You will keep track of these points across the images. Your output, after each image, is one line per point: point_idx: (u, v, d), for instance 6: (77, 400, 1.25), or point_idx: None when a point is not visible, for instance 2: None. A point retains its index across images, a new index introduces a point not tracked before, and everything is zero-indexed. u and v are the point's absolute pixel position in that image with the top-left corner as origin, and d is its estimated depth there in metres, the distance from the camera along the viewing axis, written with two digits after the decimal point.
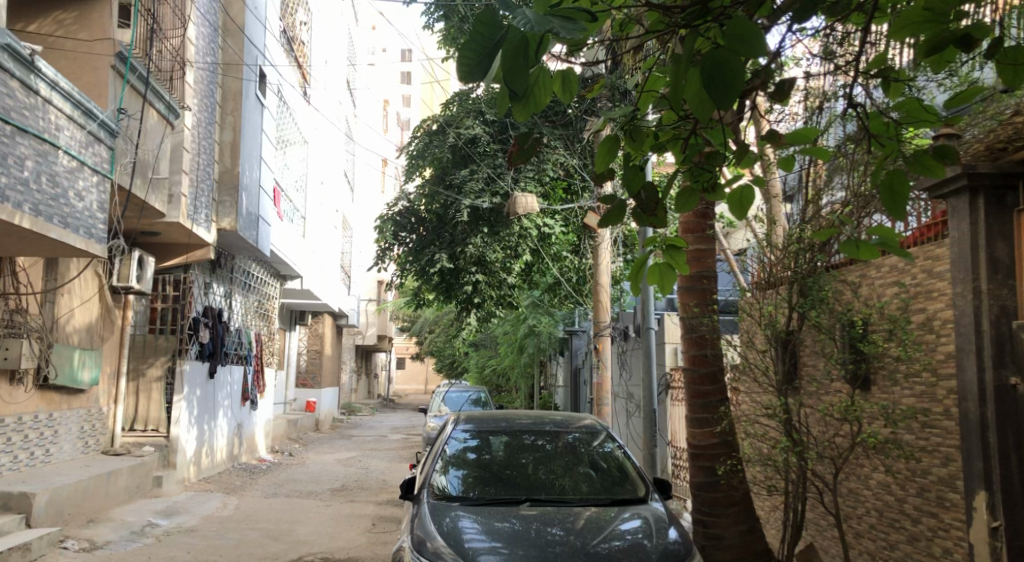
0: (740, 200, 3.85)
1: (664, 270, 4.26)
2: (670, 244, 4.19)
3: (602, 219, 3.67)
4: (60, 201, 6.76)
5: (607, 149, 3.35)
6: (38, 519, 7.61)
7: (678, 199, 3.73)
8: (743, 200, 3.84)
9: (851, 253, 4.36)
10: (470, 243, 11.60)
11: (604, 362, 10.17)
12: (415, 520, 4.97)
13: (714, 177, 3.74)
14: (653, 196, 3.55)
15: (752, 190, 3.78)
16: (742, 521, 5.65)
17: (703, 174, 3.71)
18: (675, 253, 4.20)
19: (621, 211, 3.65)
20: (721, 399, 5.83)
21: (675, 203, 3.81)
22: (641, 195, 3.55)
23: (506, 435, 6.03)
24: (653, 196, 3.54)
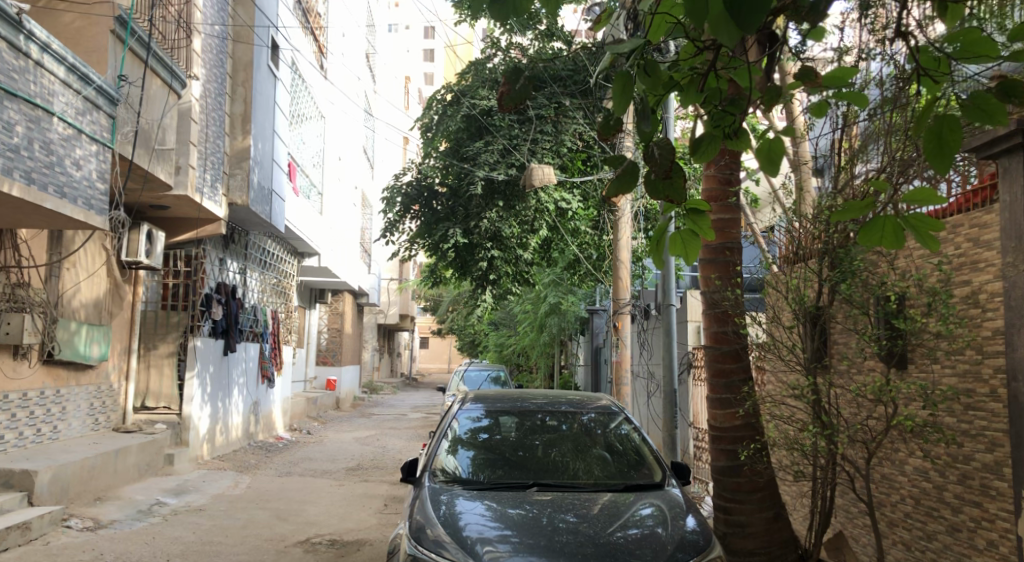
0: (771, 155, 3.50)
1: (685, 237, 3.85)
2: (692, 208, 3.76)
3: (614, 186, 3.27)
4: (55, 169, 6.53)
5: (622, 89, 3.02)
6: (40, 498, 7.45)
7: (699, 149, 3.36)
8: (775, 156, 3.48)
9: (870, 238, 3.72)
10: (485, 217, 11.28)
11: (624, 340, 9.80)
12: (415, 503, 4.70)
13: (738, 122, 3.35)
14: (667, 153, 3.13)
15: (785, 143, 3.38)
16: (767, 507, 5.31)
17: (725, 119, 3.33)
18: (699, 217, 3.76)
19: (634, 172, 3.26)
20: (745, 379, 5.45)
21: (696, 157, 3.42)
22: (651, 147, 3.16)
23: (516, 415, 5.72)
24: (668, 153, 3.13)
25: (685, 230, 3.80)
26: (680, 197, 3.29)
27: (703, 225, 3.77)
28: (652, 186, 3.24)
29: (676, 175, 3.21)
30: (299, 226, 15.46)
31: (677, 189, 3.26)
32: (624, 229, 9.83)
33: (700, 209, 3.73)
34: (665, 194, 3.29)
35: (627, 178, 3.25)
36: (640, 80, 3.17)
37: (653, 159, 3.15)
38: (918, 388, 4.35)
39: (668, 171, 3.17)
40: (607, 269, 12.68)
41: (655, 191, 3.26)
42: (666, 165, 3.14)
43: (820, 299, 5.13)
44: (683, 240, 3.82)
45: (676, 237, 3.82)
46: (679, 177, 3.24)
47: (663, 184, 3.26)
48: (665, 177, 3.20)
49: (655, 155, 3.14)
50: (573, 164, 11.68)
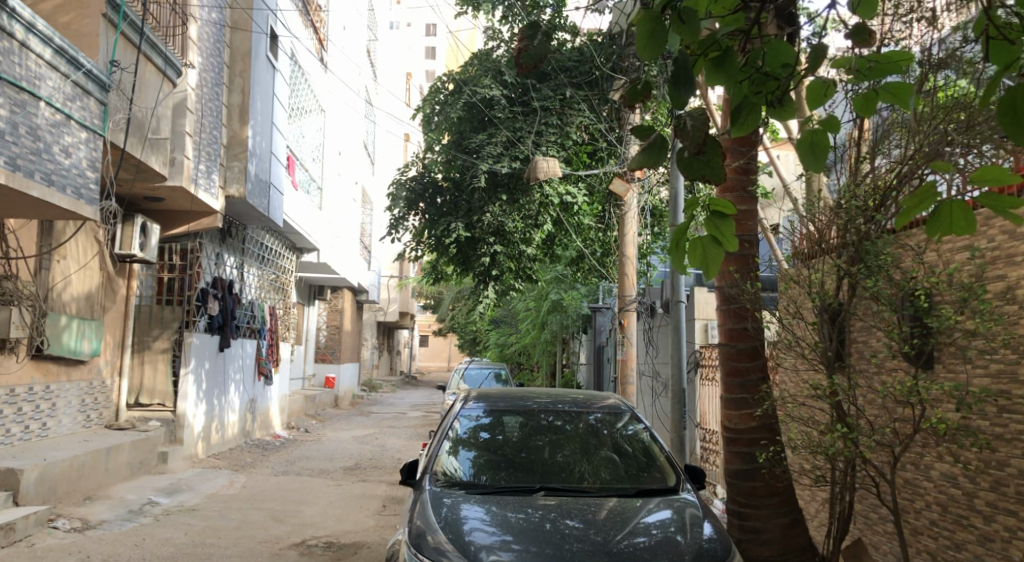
0: (809, 144, 3.26)
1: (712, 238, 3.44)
2: (716, 209, 3.31)
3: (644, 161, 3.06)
4: (43, 156, 6.29)
5: (650, 35, 2.96)
6: (26, 498, 7.19)
7: (743, 117, 3.20)
8: (819, 150, 3.25)
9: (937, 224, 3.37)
10: (488, 211, 11.03)
11: (630, 338, 9.53)
12: (414, 508, 4.44)
13: (782, 88, 3.16)
14: (700, 124, 3.00)
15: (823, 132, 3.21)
16: (783, 513, 5.06)
17: (766, 83, 3.13)
18: (724, 222, 3.31)
19: (662, 148, 3.03)
20: (762, 377, 5.19)
21: (739, 126, 3.22)
22: (684, 118, 3.06)
23: (520, 414, 5.46)
24: (700, 124, 2.98)
25: (708, 239, 3.37)
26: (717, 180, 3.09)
27: (727, 231, 3.32)
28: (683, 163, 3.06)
29: (709, 151, 3.03)
30: (298, 220, 15.22)
31: (713, 169, 3.07)
32: (630, 225, 9.54)
33: (723, 212, 3.30)
34: (700, 174, 3.09)
35: (653, 151, 3.03)
36: (677, 31, 3.01)
37: (685, 131, 3.04)
38: (949, 388, 4.11)
39: (700, 145, 3.01)
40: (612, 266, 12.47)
41: (690, 170, 3.07)
42: (698, 138, 2.99)
43: (844, 295, 4.90)
44: (705, 250, 3.39)
45: (696, 247, 3.40)
46: (714, 155, 3.06)
47: (697, 163, 3.07)
48: (699, 153, 3.03)
49: (686, 128, 3.02)
50: (578, 157, 11.42)
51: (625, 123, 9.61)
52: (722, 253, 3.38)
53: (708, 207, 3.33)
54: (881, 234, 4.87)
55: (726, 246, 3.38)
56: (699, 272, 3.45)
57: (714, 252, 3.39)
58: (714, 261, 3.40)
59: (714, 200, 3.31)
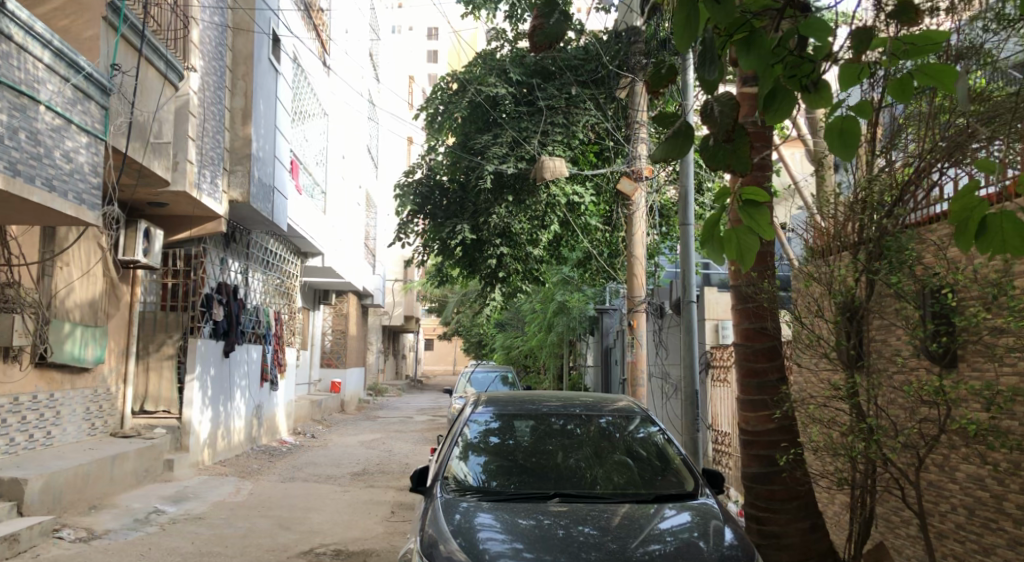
0: (840, 132, 3.11)
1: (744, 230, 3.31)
2: (749, 198, 3.27)
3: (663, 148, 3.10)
4: (43, 160, 6.19)
5: (687, 23, 2.93)
6: (30, 508, 7.09)
7: (776, 103, 3.16)
8: (848, 136, 3.09)
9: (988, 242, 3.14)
10: (494, 213, 10.91)
11: (639, 340, 9.39)
12: (425, 516, 4.33)
13: (816, 71, 3.15)
14: (727, 111, 3.14)
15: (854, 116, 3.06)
16: (803, 517, 4.93)
17: (800, 66, 3.14)
18: (758, 211, 3.26)
19: (687, 136, 3.10)
20: (780, 378, 5.05)
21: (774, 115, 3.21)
22: (710, 105, 3.20)
23: (531, 419, 5.32)
24: (728, 112, 3.14)
25: (743, 227, 3.27)
26: (742, 168, 3.21)
27: (763, 221, 3.25)
28: (710, 152, 3.21)
29: (737, 139, 3.17)
30: (302, 224, 15.13)
31: (740, 157, 3.19)
32: (639, 226, 9.40)
33: (757, 199, 3.25)
34: (725, 163, 3.21)
35: (679, 139, 3.09)
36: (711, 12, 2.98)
37: (711, 118, 3.17)
38: (977, 388, 3.98)
39: (728, 133, 3.16)
40: (620, 267, 12.35)
41: (715, 159, 3.21)
42: (725, 125, 3.14)
43: (864, 293, 4.78)
44: (742, 240, 3.27)
45: (731, 238, 3.28)
46: (741, 143, 3.19)
47: (722, 152, 3.20)
48: (727, 140, 3.17)
49: (714, 116, 3.16)
50: (585, 156, 11.31)
51: (631, 121, 9.51)
52: (759, 242, 3.27)
53: (741, 197, 3.28)
54: (900, 229, 4.75)
55: (762, 236, 3.28)
56: (736, 263, 3.32)
57: (752, 243, 3.27)
58: (751, 251, 3.28)
59: (747, 188, 3.27)
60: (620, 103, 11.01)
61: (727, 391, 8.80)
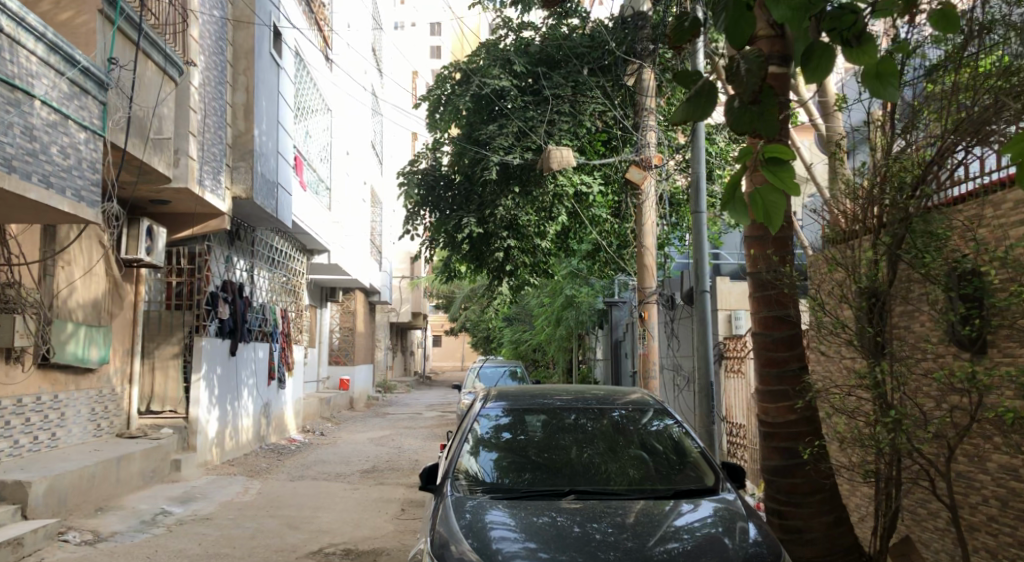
0: (883, 82, 3.12)
1: (769, 199, 3.11)
2: (771, 156, 3.04)
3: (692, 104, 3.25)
4: (39, 157, 6.05)
5: None
6: (35, 511, 6.98)
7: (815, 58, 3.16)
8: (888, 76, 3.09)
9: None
10: (500, 205, 10.76)
11: (651, 332, 9.20)
12: (436, 515, 4.17)
13: (859, 23, 3.16)
14: (753, 69, 3.28)
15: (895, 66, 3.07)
16: (826, 511, 4.76)
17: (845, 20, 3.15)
18: (783, 169, 3.05)
19: (710, 96, 3.24)
20: (801, 367, 4.88)
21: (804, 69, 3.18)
22: (738, 64, 3.33)
23: (543, 413, 5.15)
24: (754, 71, 3.28)
25: (767, 187, 3.11)
26: (767, 134, 3.34)
27: (789, 178, 3.04)
28: (735, 114, 3.32)
29: (763, 101, 3.31)
30: (308, 221, 14.99)
31: (765, 122, 3.32)
32: (648, 215, 9.20)
33: (782, 157, 3.03)
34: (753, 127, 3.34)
35: (702, 99, 3.23)
36: None
37: (738, 77, 3.31)
38: (1011, 373, 3.81)
39: (754, 94, 3.30)
40: (630, 258, 12.19)
41: (741, 122, 3.33)
42: (752, 86, 3.28)
43: (888, 278, 4.61)
44: (768, 201, 3.12)
45: (755, 200, 3.14)
46: (767, 107, 3.33)
47: (749, 114, 3.32)
48: (754, 103, 3.30)
49: (740, 75, 3.30)
50: (592, 145, 11.16)
51: (639, 108, 9.35)
52: (785, 202, 3.12)
53: (762, 156, 3.07)
54: (924, 210, 4.57)
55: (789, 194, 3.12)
56: (764, 224, 3.14)
57: (778, 204, 3.11)
58: (777, 209, 3.12)
59: (769, 146, 3.05)
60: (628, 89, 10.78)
61: (742, 382, 8.65)
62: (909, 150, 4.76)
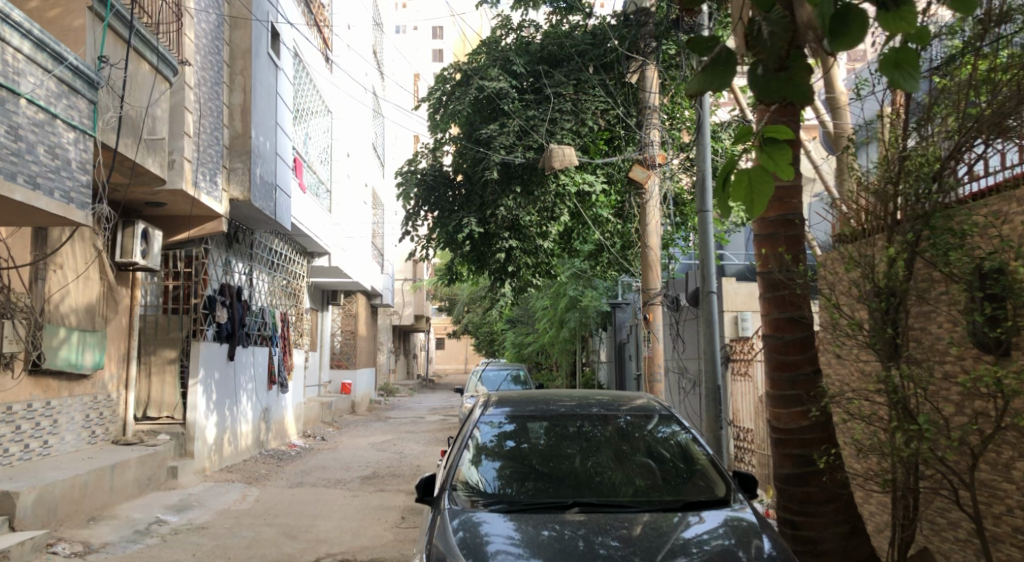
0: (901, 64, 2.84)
1: (756, 180, 2.93)
2: (770, 135, 2.89)
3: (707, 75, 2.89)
4: (25, 157, 5.87)
5: None
6: (23, 522, 6.79)
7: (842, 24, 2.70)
8: (907, 68, 2.83)
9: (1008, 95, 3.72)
10: (502, 205, 10.57)
11: (656, 334, 8.98)
12: (433, 529, 3.98)
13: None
14: (778, 33, 2.92)
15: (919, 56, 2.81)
16: (842, 521, 4.55)
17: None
18: (778, 149, 2.90)
19: (728, 65, 2.88)
20: (814, 371, 4.68)
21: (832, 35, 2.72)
22: (760, 25, 2.97)
23: (546, 419, 4.95)
24: (779, 34, 2.91)
25: (755, 167, 2.94)
26: (799, 98, 2.97)
27: (782, 159, 2.90)
28: (759, 83, 2.98)
29: (791, 66, 2.94)
30: (307, 224, 14.79)
31: (794, 86, 2.95)
32: (653, 214, 8.97)
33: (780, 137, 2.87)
34: (780, 94, 2.97)
35: (719, 68, 2.88)
36: None
37: (761, 41, 2.96)
38: None
39: (781, 60, 2.93)
40: (633, 258, 12.00)
41: (764, 90, 2.98)
42: (778, 51, 2.91)
43: (904, 277, 4.42)
44: (752, 181, 2.95)
45: (741, 179, 2.95)
46: (797, 71, 2.96)
47: (773, 81, 2.96)
48: (779, 69, 2.94)
49: (763, 39, 2.95)
50: (595, 144, 10.97)
51: (642, 106, 9.15)
52: (773, 183, 2.93)
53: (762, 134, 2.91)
54: (943, 205, 4.37)
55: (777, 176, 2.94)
56: (742, 209, 3.00)
57: (763, 187, 2.94)
58: (763, 193, 2.94)
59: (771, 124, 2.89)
60: (632, 86, 10.70)
61: (749, 385, 8.45)
62: (923, 145, 4.51)
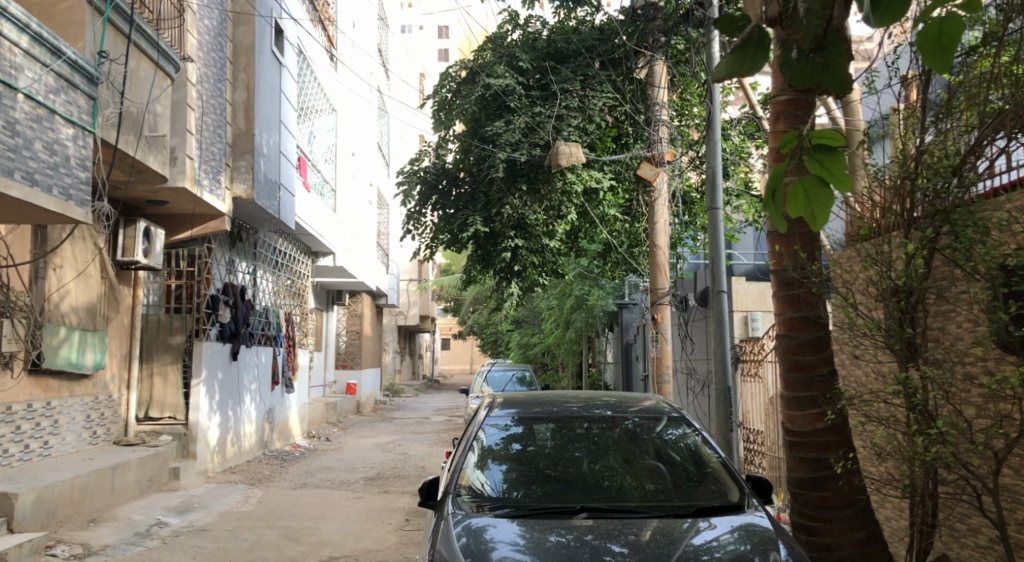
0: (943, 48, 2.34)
1: (811, 191, 2.62)
2: (819, 141, 2.65)
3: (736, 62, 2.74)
4: (23, 153, 5.77)
5: None
6: (22, 524, 6.68)
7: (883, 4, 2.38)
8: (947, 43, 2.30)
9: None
10: (508, 204, 10.44)
11: (664, 334, 8.83)
12: (437, 533, 3.85)
13: None
14: (815, 9, 2.50)
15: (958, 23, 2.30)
16: (859, 527, 4.40)
17: None
18: (832, 156, 2.62)
19: (761, 46, 2.73)
20: (829, 372, 4.54)
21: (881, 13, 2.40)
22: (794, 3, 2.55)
23: (553, 421, 4.82)
24: (816, 12, 2.49)
25: (811, 179, 2.63)
26: (835, 86, 2.74)
27: (836, 168, 2.62)
28: (792, 67, 2.71)
29: (829, 48, 2.65)
30: (311, 223, 14.67)
31: (832, 74, 2.70)
32: (661, 212, 8.82)
33: (831, 143, 2.64)
34: (816, 83, 2.71)
35: (750, 50, 2.73)
36: None
37: (796, 20, 2.56)
38: None
39: (818, 40, 2.56)
40: (641, 257, 11.87)
41: (797, 77, 2.72)
42: (815, 32, 2.53)
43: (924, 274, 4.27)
44: (809, 194, 2.64)
45: (796, 193, 2.65)
46: (836, 55, 2.68)
47: (811, 67, 2.69)
48: (816, 51, 2.64)
49: (799, 18, 2.53)
50: (603, 141, 10.83)
51: (651, 103, 9.02)
52: (833, 196, 2.62)
53: (809, 139, 2.66)
54: (967, 200, 4.21)
55: (836, 187, 2.63)
56: (804, 222, 2.69)
57: (820, 196, 2.62)
58: (823, 207, 2.63)
59: (821, 129, 2.65)
60: (640, 82, 10.52)
61: (759, 386, 8.30)
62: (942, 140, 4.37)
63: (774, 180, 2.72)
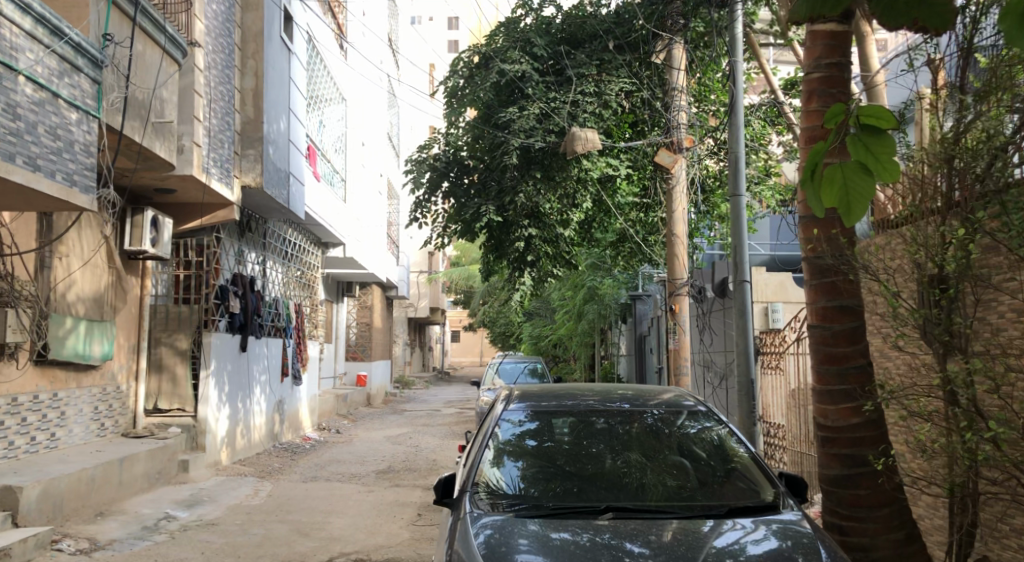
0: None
1: (851, 176, 2.46)
2: (867, 121, 2.48)
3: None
4: (24, 137, 5.60)
5: None
6: (27, 519, 6.54)
7: None
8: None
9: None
10: (521, 191, 10.22)
11: (683, 325, 8.61)
12: (453, 533, 3.68)
13: None
14: None
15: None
16: (895, 527, 4.19)
17: None
18: (877, 139, 2.47)
19: None
20: (864, 364, 4.32)
21: None
22: None
23: (573, 414, 4.61)
24: None
25: (853, 164, 2.47)
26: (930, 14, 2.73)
27: (881, 152, 2.46)
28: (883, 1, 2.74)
29: None
30: (321, 213, 14.49)
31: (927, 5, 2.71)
32: (679, 200, 8.57)
33: (879, 124, 2.45)
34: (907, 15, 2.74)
35: None
36: None
37: None
38: None
39: None
40: (658, 244, 11.68)
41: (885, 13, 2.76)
42: None
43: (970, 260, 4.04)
44: (847, 181, 2.48)
45: (834, 178, 2.49)
46: None
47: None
48: None
49: None
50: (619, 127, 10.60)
51: (668, 88, 8.78)
52: (872, 186, 2.46)
53: (856, 117, 2.49)
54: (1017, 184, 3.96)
55: (878, 175, 2.47)
56: (838, 213, 2.51)
57: (858, 184, 2.46)
58: (859, 196, 2.46)
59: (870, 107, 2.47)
60: (656, 67, 10.22)
61: (780, 378, 8.07)
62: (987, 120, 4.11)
63: (814, 156, 2.55)
